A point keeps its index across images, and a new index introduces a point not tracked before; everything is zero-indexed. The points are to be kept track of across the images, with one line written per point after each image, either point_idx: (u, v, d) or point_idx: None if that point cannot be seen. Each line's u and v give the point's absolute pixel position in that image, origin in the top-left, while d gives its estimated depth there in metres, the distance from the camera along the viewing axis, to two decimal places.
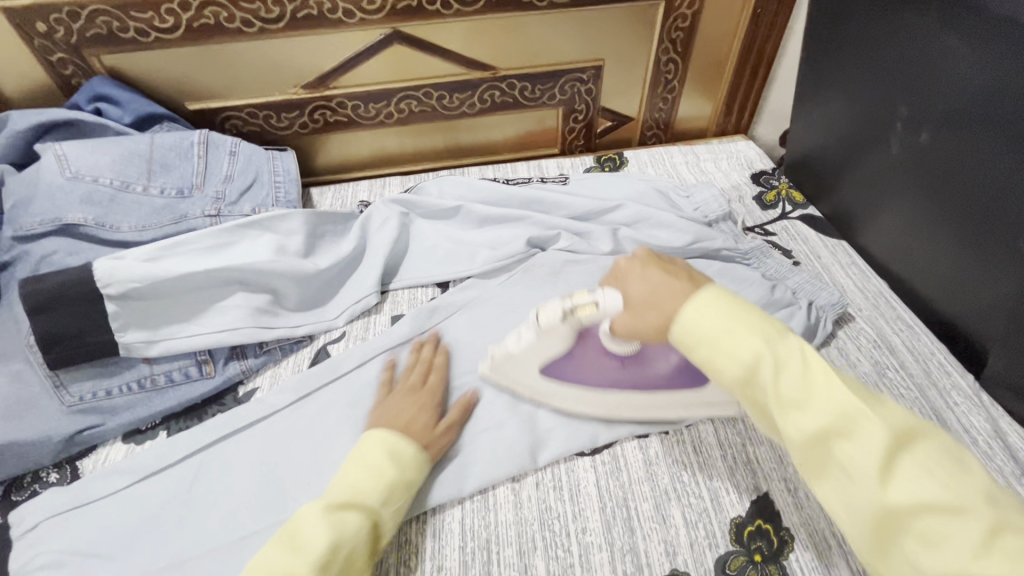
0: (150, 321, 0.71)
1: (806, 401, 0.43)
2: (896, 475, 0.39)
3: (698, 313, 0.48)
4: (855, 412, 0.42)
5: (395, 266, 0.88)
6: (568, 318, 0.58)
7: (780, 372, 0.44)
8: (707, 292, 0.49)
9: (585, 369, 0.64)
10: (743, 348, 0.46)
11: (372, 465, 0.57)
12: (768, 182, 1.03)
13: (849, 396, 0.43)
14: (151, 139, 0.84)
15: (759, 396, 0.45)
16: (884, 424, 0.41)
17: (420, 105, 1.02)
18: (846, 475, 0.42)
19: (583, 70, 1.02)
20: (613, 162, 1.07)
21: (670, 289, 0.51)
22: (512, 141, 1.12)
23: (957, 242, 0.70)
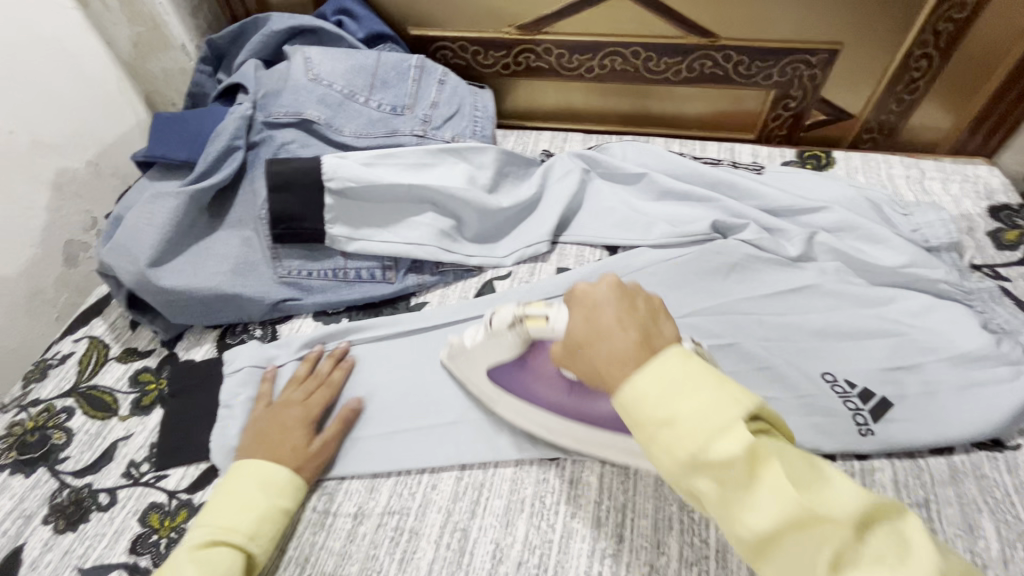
0: (355, 220, 0.78)
1: (810, 560, 0.33)
2: (843, 561, 0.33)
3: (682, 437, 0.37)
4: (875, 573, 0.32)
5: (568, 220, 0.88)
6: (516, 326, 0.54)
7: (786, 521, 0.34)
8: (676, 393, 0.38)
9: (539, 387, 0.61)
10: (734, 491, 0.35)
11: (241, 497, 0.56)
12: (1011, 218, 0.87)
13: (867, 542, 0.33)
14: (379, 56, 0.91)
15: (757, 546, 0.35)
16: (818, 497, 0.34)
17: (624, 64, 0.99)
18: (783, 559, 0.35)
19: (814, 52, 0.92)
20: (818, 160, 0.97)
21: (642, 382, 0.39)
22: (705, 119, 1.05)
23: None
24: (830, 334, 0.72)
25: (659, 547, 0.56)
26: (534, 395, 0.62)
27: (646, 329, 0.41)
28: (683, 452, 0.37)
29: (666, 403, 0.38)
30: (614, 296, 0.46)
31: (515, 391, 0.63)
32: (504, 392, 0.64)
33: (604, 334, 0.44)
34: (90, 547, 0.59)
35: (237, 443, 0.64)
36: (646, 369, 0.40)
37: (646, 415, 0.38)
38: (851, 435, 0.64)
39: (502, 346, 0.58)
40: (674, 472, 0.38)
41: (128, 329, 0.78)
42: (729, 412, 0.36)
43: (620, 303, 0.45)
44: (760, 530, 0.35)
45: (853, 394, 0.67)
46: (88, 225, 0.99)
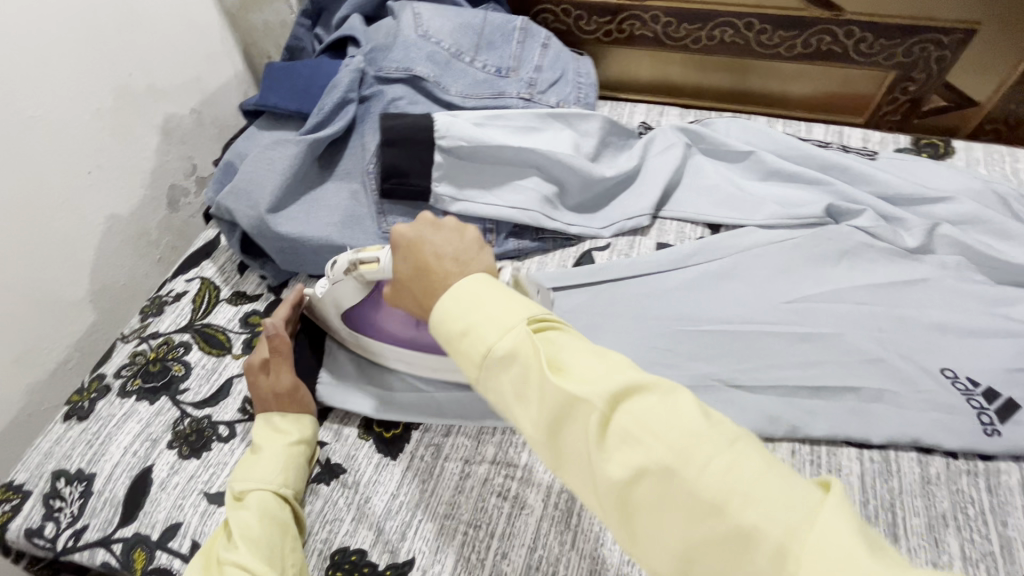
0: (461, 181, 0.78)
1: (581, 440, 0.36)
2: (685, 511, 0.33)
3: (476, 343, 0.40)
4: (636, 450, 0.34)
5: (668, 195, 0.87)
6: (353, 271, 0.59)
7: (557, 412, 0.37)
8: (467, 311, 0.41)
9: (405, 325, 0.65)
10: (518, 389, 0.39)
11: (254, 449, 0.58)
12: None
13: (621, 414, 0.36)
14: (485, 16, 0.89)
15: (547, 441, 0.38)
16: (657, 446, 0.34)
17: (733, 35, 0.95)
18: (634, 513, 0.35)
19: (948, 31, 0.86)
20: (935, 148, 0.91)
21: (459, 313, 0.42)
22: (811, 100, 1.00)
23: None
24: (954, 330, 0.69)
25: None
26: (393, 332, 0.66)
27: (498, 295, 0.42)
28: (474, 362, 0.40)
29: (462, 318, 0.41)
30: (443, 232, 0.50)
31: (365, 325, 0.67)
32: (384, 342, 0.67)
33: (422, 266, 0.48)
34: (213, 474, 0.62)
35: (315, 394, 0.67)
36: (447, 293, 0.43)
37: (449, 335, 0.42)
38: (977, 434, 0.62)
39: (348, 288, 0.62)
40: (476, 380, 0.41)
41: (235, 273, 0.80)
42: (507, 317, 0.40)
43: (449, 235, 0.49)
44: (540, 422, 0.38)
45: (976, 393, 0.64)
46: (188, 171, 1.02)
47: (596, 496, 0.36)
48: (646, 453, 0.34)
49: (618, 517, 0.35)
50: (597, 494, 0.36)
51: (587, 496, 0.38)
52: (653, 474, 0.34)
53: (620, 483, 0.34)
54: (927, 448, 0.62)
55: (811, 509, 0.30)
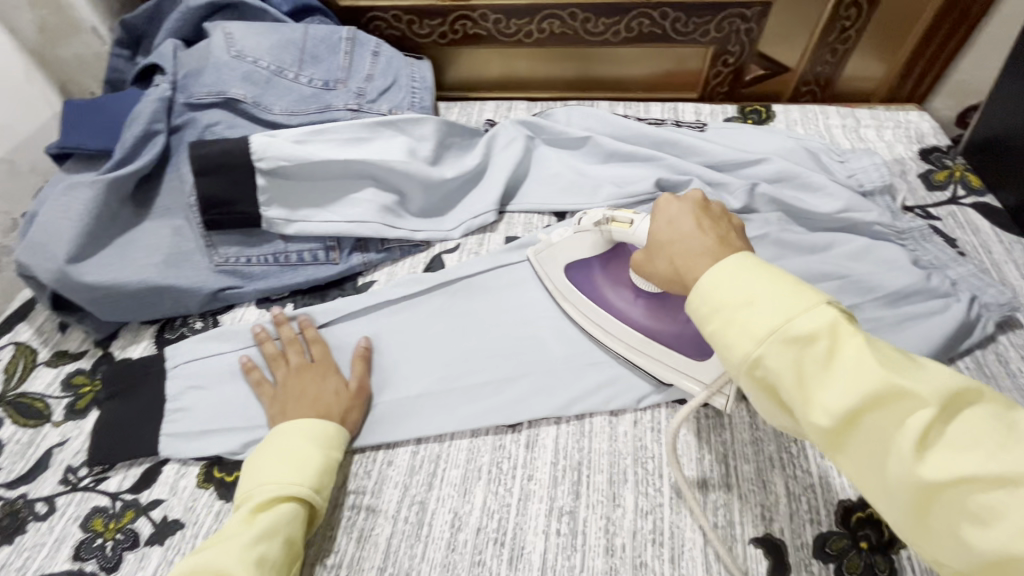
0: (292, 201, 0.75)
1: (895, 433, 0.34)
2: (1019, 534, 0.30)
3: (757, 317, 0.38)
4: (955, 450, 0.33)
5: (515, 188, 0.88)
6: (603, 226, 0.64)
7: (867, 393, 0.35)
8: (770, 295, 0.39)
9: (610, 291, 0.67)
10: (806, 372, 0.37)
11: (295, 454, 0.54)
12: (940, 160, 0.90)
13: (957, 422, 0.34)
14: (306, 29, 0.87)
15: (836, 429, 0.36)
16: (1000, 462, 0.31)
17: (562, 26, 0.97)
18: (935, 511, 0.33)
19: (748, 4, 0.92)
20: (758, 115, 0.98)
21: (732, 288, 0.40)
22: (648, 80, 1.05)
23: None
24: None
25: (615, 500, 0.57)
26: (602, 296, 0.68)
27: (795, 287, 0.39)
28: (742, 343, 0.38)
29: (747, 288, 0.40)
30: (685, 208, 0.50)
31: (586, 287, 0.69)
32: (576, 292, 0.70)
33: (685, 244, 0.47)
34: (28, 558, 0.56)
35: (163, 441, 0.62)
36: (733, 273, 0.41)
37: (710, 318, 0.41)
38: None
39: (586, 241, 0.67)
40: (739, 359, 0.39)
41: (56, 331, 0.74)
42: (869, 345, 0.37)
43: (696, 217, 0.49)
44: (835, 404, 0.36)
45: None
46: (6, 228, 0.92)
47: (892, 492, 0.35)
48: (972, 458, 0.32)
49: (915, 513, 0.34)
50: (881, 478, 0.35)
51: (871, 487, 0.36)
52: (985, 485, 0.31)
53: (936, 484, 0.33)
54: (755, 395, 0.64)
55: None
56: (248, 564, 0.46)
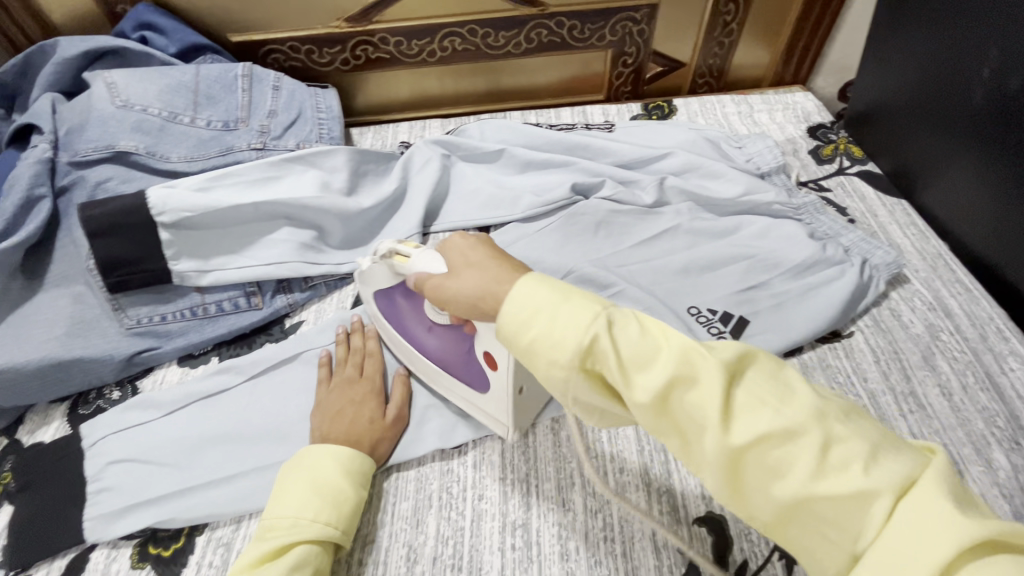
0: (203, 252, 0.72)
1: (701, 405, 0.36)
2: (808, 473, 0.33)
3: (571, 318, 0.39)
4: (751, 411, 0.35)
5: (436, 208, 0.89)
6: (388, 260, 0.60)
7: (672, 370, 0.37)
8: (571, 302, 0.40)
9: (412, 323, 0.65)
10: (624, 358, 0.38)
11: (323, 486, 0.54)
12: (825, 135, 0.98)
13: (741, 385, 0.37)
14: (196, 70, 0.83)
15: (656, 408, 0.37)
16: (779, 415, 0.35)
17: (463, 42, 0.99)
18: (747, 473, 0.35)
19: (636, 8, 0.96)
20: (662, 110, 1.03)
21: (542, 297, 0.41)
22: (555, 86, 1.08)
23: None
24: (691, 269, 0.77)
25: (565, 505, 0.59)
26: (404, 326, 0.66)
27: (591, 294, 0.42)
28: (562, 349, 0.38)
29: (556, 299, 0.41)
30: (470, 242, 0.52)
31: (392, 318, 0.67)
32: (387, 321, 0.68)
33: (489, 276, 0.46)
34: None
35: (86, 528, 0.58)
36: (540, 281, 0.42)
37: (524, 330, 0.41)
38: None
39: (380, 274, 0.63)
40: (564, 358, 0.39)
41: None
42: (666, 333, 0.39)
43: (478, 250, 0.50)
44: (654, 387, 0.37)
45: (715, 320, 0.72)
46: None
47: (709, 463, 0.36)
48: (765, 418, 0.35)
49: (726, 478, 0.36)
50: (700, 451, 0.37)
51: (693, 459, 0.38)
52: (779, 437, 0.34)
53: (742, 448, 0.35)
54: None
55: (917, 470, 0.33)
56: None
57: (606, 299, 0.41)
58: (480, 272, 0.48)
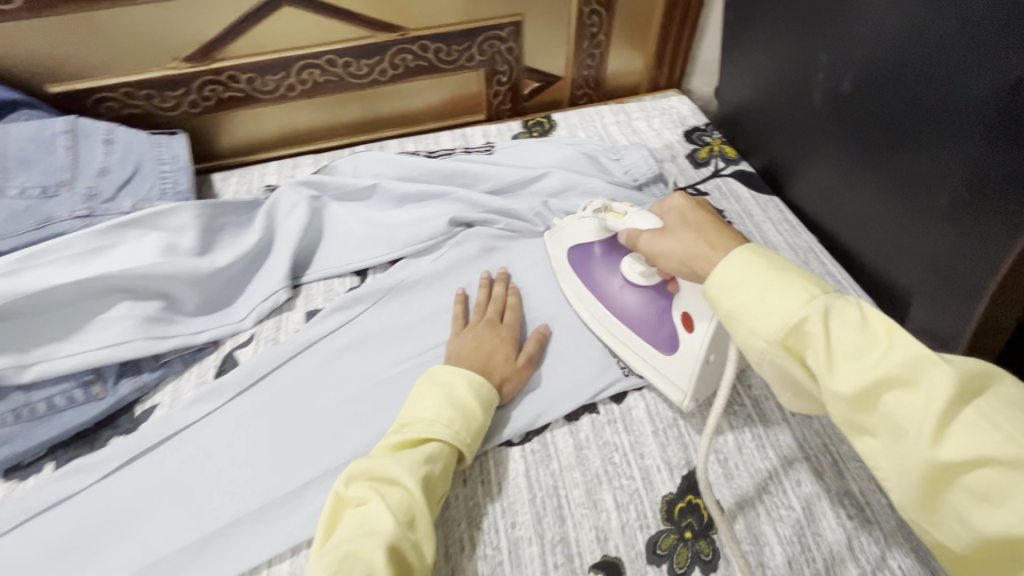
0: (20, 344, 0.63)
1: (922, 416, 0.36)
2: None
3: (773, 310, 0.42)
4: (970, 431, 0.35)
5: (308, 257, 0.82)
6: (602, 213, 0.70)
7: (904, 375, 0.37)
8: (785, 284, 0.43)
9: (603, 277, 0.70)
10: (851, 350, 0.39)
11: (460, 405, 0.58)
12: (701, 138, 0.99)
13: (970, 407, 0.36)
14: (3, 130, 0.74)
15: (857, 404, 0.38)
16: (1008, 443, 0.33)
17: (324, 74, 0.93)
18: (950, 493, 0.35)
19: (500, 26, 0.94)
20: (542, 126, 1.01)
21: (742, 272, 0.45)
22: (434, 110, 1.04)
23: (928, 215, 0.59)
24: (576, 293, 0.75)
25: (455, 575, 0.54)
26: (595, 281, 0.71)
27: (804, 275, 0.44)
28: (768, 323, 0.42)
29: (759, 282, 0.44)
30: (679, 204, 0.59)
31: (586, 278, 0.73)
32: (574, 273, 0.74)
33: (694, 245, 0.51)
34: None
35: None
36: (742, 257, 0.45)
37: (727, 298, 0.45)
38: (608, 378, 0.67)
39: (586, 227, 0.73)
40: (777, 339, 0.42)
41: None
42: (885, 329, 0.39)
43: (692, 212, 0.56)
44: (860, 382, 0.38)
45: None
46: None
47: (905, 475, 0.37)
48: (985, 440, 0.34)
49: (920, 493, 0.36)
50: (896, 456, 0.37)
51: (883, 471, 0.39)
52: (1000, 466, 0.33)
53: (948, 463, 0.35)
54: (574, 415, 0.65)
55: None
56: (417, 479, 0.52)
57: (824, 284, 0.43)
58: (697, 233, 0.53)
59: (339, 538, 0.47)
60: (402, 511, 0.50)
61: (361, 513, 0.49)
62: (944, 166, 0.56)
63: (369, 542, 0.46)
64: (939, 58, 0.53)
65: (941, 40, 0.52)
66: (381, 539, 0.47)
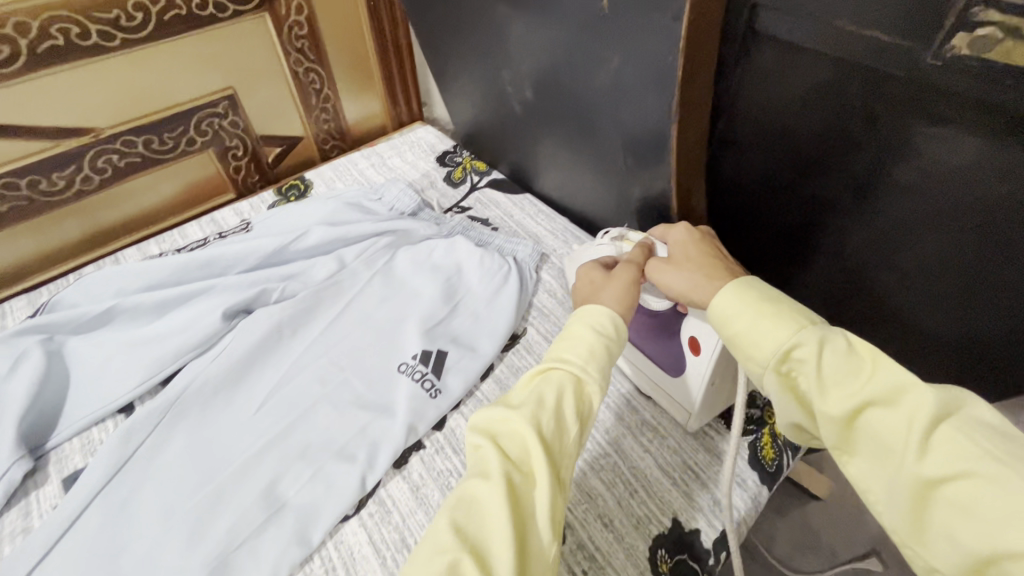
0: None
1: (904, 436, 0.37)
2: (1005, 518, 0.32)
3: (760, 338, 0.42)
4: (951, 445, 0.35)
5: (53, 414, 0.69)
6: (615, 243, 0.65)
7: (872, 395, 0.38)
8: (776, 315, 0.43)
9: None
10: (833, 369, 0.40)
11: (581, 338, 0.48)
12: (452, 160, 1.06)
13: (949, 426, 0.36)
14: None
15: (845, 426, 0.39)
16: (985, 456, 0.34)
17: (5, 202, 0.78)
18: (933, 512, 0.36)
19: (213, 103, 0.90)
20: (298, 189, 0.99)
21: (726, 302, 0.45)
22: (171, 203, 0.95)
23: (622, 181, 0.72)
24: (374, 340, 0.75)
25: None
26: None
27: (786, 298, 0.44)
28: (757, 350, 0.43)
29: (738, 320, 0.44)
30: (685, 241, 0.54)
31: None
32: None
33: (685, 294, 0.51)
34: None
35: None
36: (735, 287, 0.46)
37: (726, 326, 0.45)
38: (428, 409, 0.67)
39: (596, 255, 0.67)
40: (757, 368, 0.43)
41: None
42: (869, 354, 0.40)
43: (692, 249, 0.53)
44: (848, 403, 0.39)
45: (418, 364, 0.71)
46: None
47: (894, 485, 0.37)
48: (972, 460, 0.34)
49: (908, 507, 0.36)
50: (884, 475, 0.38)
51: (870, 490, 0.39)
52: (979, 479, 0.34)
53: (936, 480, 0.35)
54: (402, 460, 0.65)
55: None
56: (535, 428, 0.43)
57: (810, 314, 0.43)
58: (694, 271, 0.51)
59: (455, 496, 0.41)
60: (518, 455, 0.43)
61: (478, 463, 0.43)
62: (610, 144, 0.67)
63: (485, 490, 0.40)
64: (570, 67, 0.64)
65: (565, 53, 0.63)
66: (495, 482, 0.40)
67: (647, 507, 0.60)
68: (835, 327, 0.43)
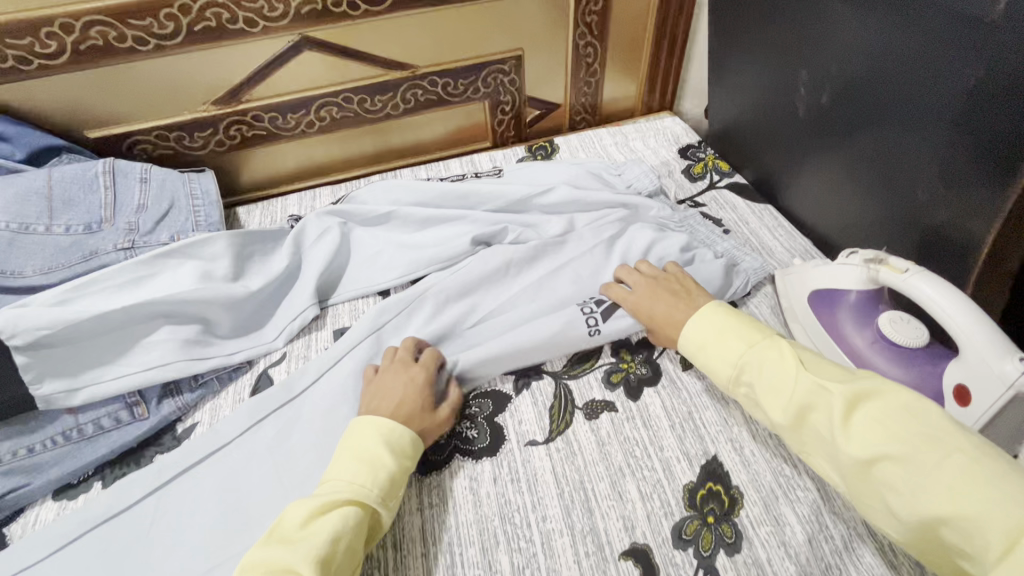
0: (70, 370, 0.68)
1: (829, 428, 0.48)
2: (921, 488, 0.43)
3: (719, 357, 0.59)
4: (869, 431, 0.46)
5: (335, 281, 0.87)
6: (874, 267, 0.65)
7: (800, 400, 0.51)
8: (731, 336, 0.59)
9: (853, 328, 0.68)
10: (771, 378, 0.54)
11: (365, 454, 0.57)
12: (695, 154, 1.05)
13: (869, 413, 0.47)
14: (49, 173, 0.79)
15: (794, 426, 0.52)
16: (895, 442, 0.44)
17: (341, 111, 0.99)
18: (876, 489, 0.46)
19: (503, 61, 1.01)
20: (545, 150, 1.08)
21: (696, 331, 0.62)
22: (444, 139, 1.11)
23: (909, 213, 0.66)
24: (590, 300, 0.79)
25: (492, 568, 0.57)
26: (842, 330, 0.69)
27: (735, 322, 0.60)
28: (717, 374, 0.59)
29: (705, 343, 0.60)
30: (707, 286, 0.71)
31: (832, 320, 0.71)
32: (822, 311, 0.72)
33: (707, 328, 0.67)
34: None
35: None
36: (697, 314, 0.63)
37: (697, 350, 0.62)
38: None
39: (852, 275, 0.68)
40: (724, 384, 0.59)
41: None
42: (795, 359, 0.53)
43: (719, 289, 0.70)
44: (784, 409, 0.52)
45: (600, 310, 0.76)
46: None
47: (841, 472, 0.48)
48: (881, 444, 0.45)
49: (858, 483, 0.47)
50: (835, 462, 0.48)
51: (833, 475, 0.50)
52: (892, 460, 0.44)
53: (868, 466, 0.46)
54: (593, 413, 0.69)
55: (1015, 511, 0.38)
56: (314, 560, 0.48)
57: (756, 334, 0.58)
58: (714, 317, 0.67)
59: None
60: (319, 549, 0.49)
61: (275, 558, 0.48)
62: (916, 168, 0.62)
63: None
64: (903, 78, 0.60)
65: (906, 62, 0.59)
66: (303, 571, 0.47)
67: (840, 557, 0.55)
68: (774, 339, 0.57)
